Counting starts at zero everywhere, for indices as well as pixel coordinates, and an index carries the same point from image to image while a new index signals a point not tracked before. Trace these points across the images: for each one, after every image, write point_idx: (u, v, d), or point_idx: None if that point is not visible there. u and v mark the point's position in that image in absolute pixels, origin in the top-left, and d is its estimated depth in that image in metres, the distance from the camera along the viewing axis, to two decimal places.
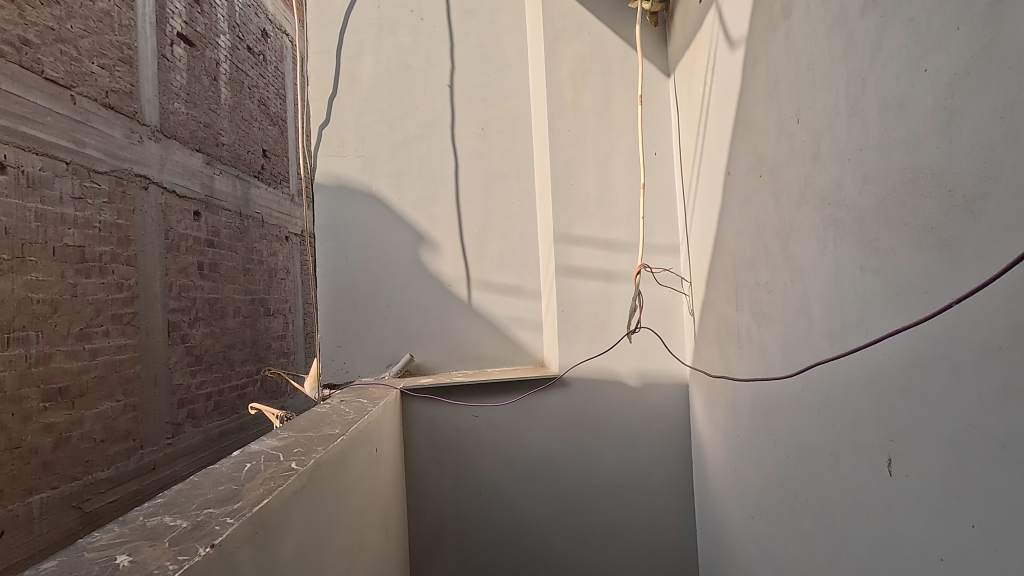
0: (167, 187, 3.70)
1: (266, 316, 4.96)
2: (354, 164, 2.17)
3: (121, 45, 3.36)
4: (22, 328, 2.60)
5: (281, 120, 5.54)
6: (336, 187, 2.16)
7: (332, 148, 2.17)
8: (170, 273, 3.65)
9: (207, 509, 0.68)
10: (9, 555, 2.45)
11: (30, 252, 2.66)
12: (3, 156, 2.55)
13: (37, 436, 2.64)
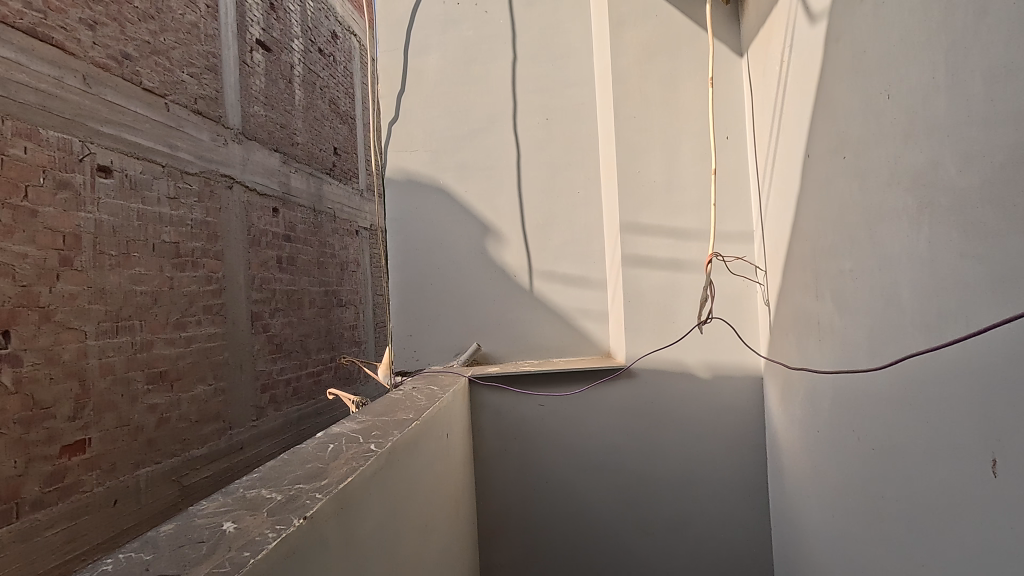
0: (249, 186, 3.95)
1: (339, 306, 5.20)
2: (421, 159, 2.23)
3: (207, 53, 3.60)
4: (128, 317, 2.88)
5: (350, 119, 5.76)
6: (405, 181, 2.22)
7: (400, 144, 2.23)
8: (252, 266, 3.91)
9: (297, 484, 0.73)
10: (121, 521, 2.74)
11: (133, 248, 2.92)
12: (109, 161, 2.82)
13: (143, 415, 2.91)
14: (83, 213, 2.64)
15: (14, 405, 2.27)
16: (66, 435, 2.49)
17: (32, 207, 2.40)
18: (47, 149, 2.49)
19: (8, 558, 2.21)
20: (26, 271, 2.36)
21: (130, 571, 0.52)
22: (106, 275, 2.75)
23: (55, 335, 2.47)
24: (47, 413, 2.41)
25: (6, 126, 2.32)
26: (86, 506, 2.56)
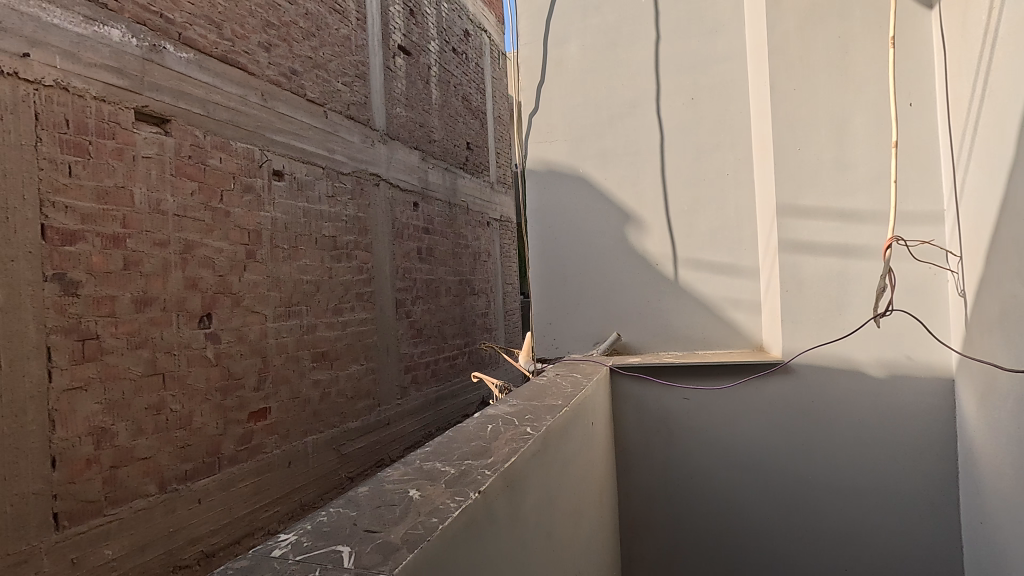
0: (393, 183, 4.27)
1: (472, 295, 5.44)
2: (561, 149, 2.25)
3: (358, 63, 3.94)
4: (298, 303, 3.27)
5: (482, 113, 5.96)
6: (545, 171, 2.26)
7: (540, 135, 2.27)
8: (396, 257, 4.23)
9: (467, 459, 0.78)
10: (294, 480, 3.17)
11: (300, 242, 3.31)
12: (282, 166, 3.22)
13: (309, 389, 3.31)
14: (262, 212, 3.05)
15: (216, 375, 2.71)
16: (252, 403, 2.91)
17: (225, 208, 2.82)
18: (235, 158, 2.90)
19: (213, 502, 2.66)
20: (222, 263, 2.78)
21: (341, 524, 0.60)
22: (280, 266, 3.15)
23: (243, 317, 2.89)
24: (239, 384, 2.84)
25: (206, 140, 2.74)
26: (268, 465, 2.99)
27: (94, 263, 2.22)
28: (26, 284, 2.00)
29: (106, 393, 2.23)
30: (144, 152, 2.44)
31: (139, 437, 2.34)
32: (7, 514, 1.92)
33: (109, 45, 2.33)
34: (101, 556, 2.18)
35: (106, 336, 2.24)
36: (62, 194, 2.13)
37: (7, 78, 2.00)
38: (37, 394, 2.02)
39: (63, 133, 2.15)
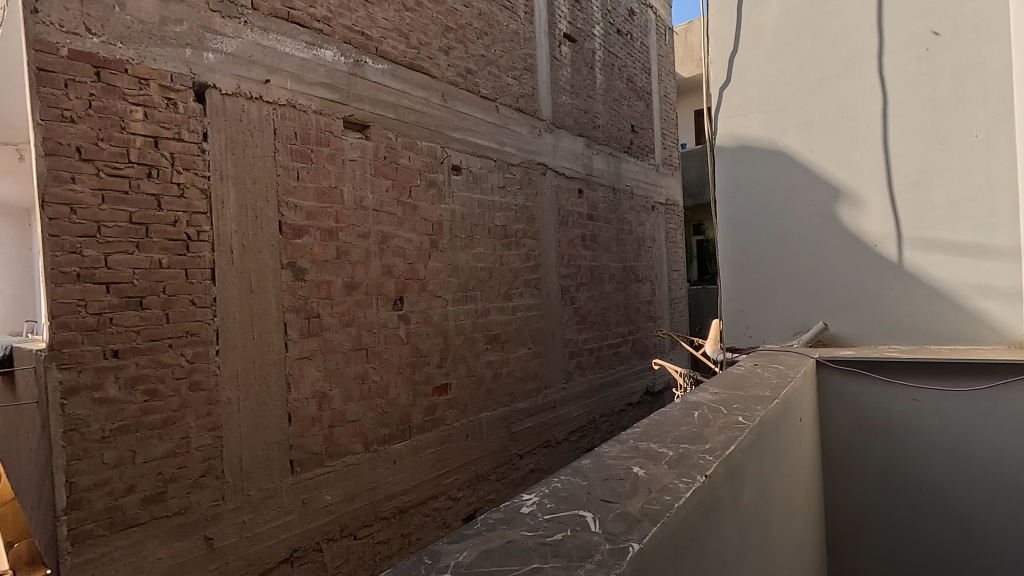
0: (559, 171, 4.34)
1: (636, 282, 5.32)
2: (759, 122, 2.16)
3: (526, 56, 4.06)
4: (473, 288, 3.50)
5: (648, 94, 5.75)
6: (741, 148, 2.20)
7: (735, 108, 2.21)
8: (562, 244, 4.30)
9: (684, 444, 0.77)
10: (471, 452, 3.42)
11: (475, 232, 3.53)
12: (459, 161, 3.45)
13: (483, 369, 3.54)
14: (443, 204, 3.31)
15: (406, 352, 3.03)
16: (436, 378, 3.20)
17: (413, 202, 3.12)
18: (421, 156, 3.19)
19: (405, 465, 2.99)
20: (411, 252, 3.09)
21: (575, 490, 0.67)
22: (458, 254, 3.39)
23: (428, 301, 3.18)
24: (425, 361, 3.14)
25: (398, 142, 3.05)
26: (449, 436, 3.27)
27: (315, 253, 2.62)
28: (270, 271, 2.44)
29: (326, 363, 2.63)
30: (351, 156, 2.80)
31: (349, 402, 2.72)
32: (260, 456, 2.38)
33: (324, 65, 2.71)
34: (323, 499, 2.60)
35: (324, 315, 2.64)
36: (293, 195, 2.54)
37: (255, 102, 2.43)
38: (278, 361, 2.46)
39: (293, 143, 2.56)
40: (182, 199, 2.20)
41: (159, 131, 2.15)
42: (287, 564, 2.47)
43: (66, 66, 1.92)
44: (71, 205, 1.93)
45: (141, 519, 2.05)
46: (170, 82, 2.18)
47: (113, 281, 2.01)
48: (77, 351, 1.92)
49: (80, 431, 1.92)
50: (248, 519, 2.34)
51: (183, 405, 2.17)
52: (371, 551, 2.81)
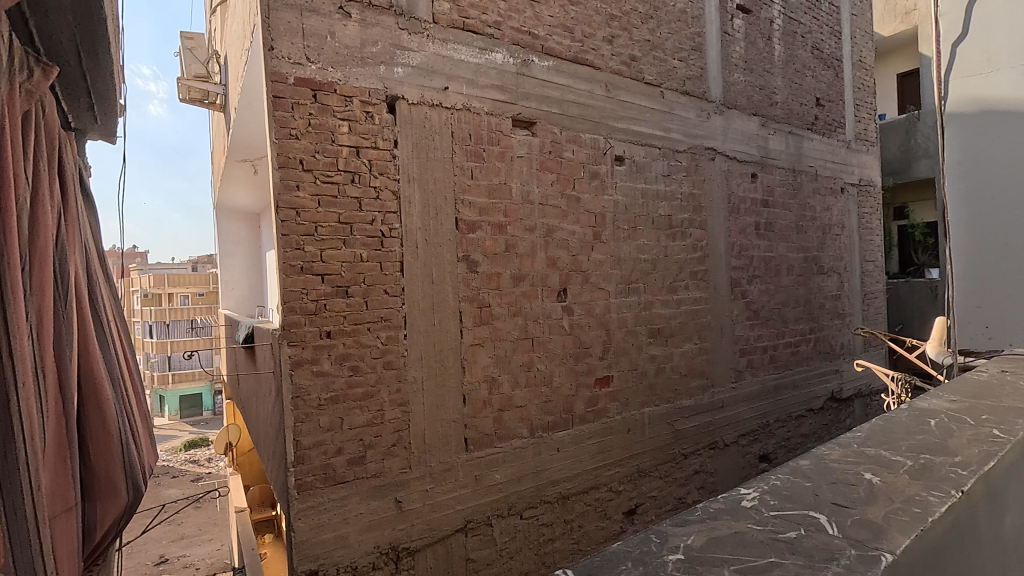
0: (730, 155, 4.04)
1: (820, 274, 4.75)
2: (1005, 82, 2.10)
3: (694, 35, 3.84)
4: (636, 281, 3.42)
5: (837, 61, 5.07)
6: (981, 115, 2.17)
7: (974, 69, 2.17)
8: (732, 233, 4.01)
9: (901, 478, 0.88)
10: (633, 447, 3.37)
11: (638, 223, 3.45)
12: (623, 151, 3.40)
13: (646, 363, 3.45)
14: (606, 196, 3.29)
15: (570, 342, 3.08)
16: (598, 369, 3.21)
17: (577, 195, 3.15)
18: (585, 148, 3.20)
19: (567, 453, 3.06)
20: (574, 244, 3.13)
21: (798, 496, 0.87)
22: (621, 245, 3.35)
23: (591, 293, 3.20)
24: (588, 352, 3.17)
25: (562, 136, 3.10)
26: (611, 428, 3.26)
27: (487, 246, 2.79)
28: (447, 264, 2.66)
29: (495, 350, 2.80)
30: (518, 152, 2.92)
31: (517, 388, 2.86)
32: (439, 431, 2.62)
33: (495, 68, 2.86)
34: (493, 477, 2.77)
35: (494, 304, 2.80)
36: (467, 193, 2.73)
37: (435, 108, 2.66)
38: (455, 346, 2.67)
39: (467, 145, 2.74)
40: (377, 200, 2.49)
41: (360, 141, 2.45)
42: (462, 534, 2.67)
43: (292, 91, 2.29)
44: (296, 209, 2.29)
45: (346, 477, 2.38)
46: (368, 97, 2.48)
47: (327, 273, 2.36)
48: (301, 331, 2.29)
49: (303, 398, 2.29)
50: (430, 488, 2.58)
51: (378, 381, 2.47)
52: (536, 533, 2.92)
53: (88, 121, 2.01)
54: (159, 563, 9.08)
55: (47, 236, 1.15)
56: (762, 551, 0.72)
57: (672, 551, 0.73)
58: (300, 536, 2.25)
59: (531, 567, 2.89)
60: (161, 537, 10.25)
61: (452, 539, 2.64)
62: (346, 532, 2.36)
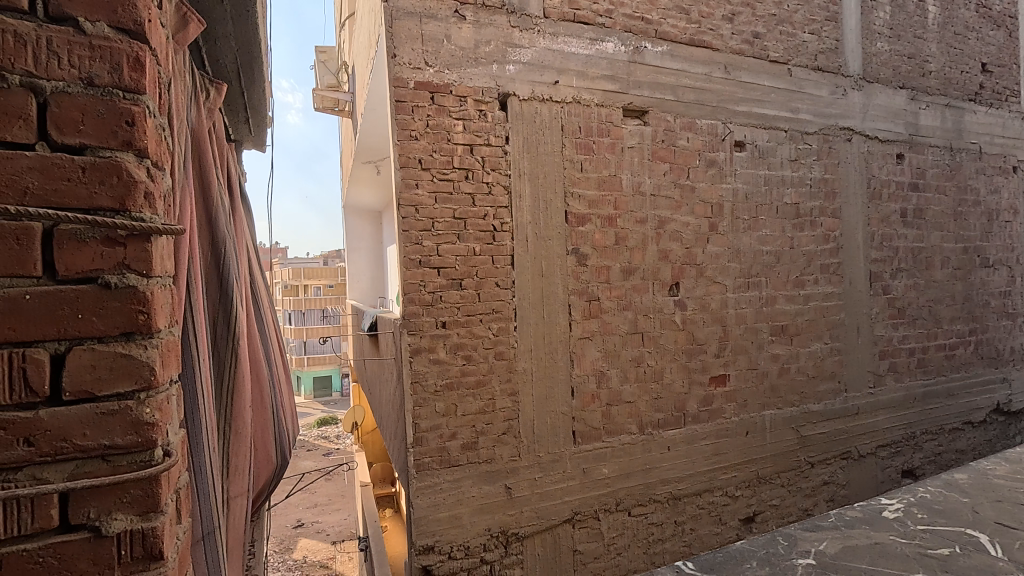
0: (870, 134, 3.64)
1: (984, 267, 4.12)
2: None
3: (828, 3, 3.49)
4: (757, 274, 3.21)
5: (1012, 17, 4.34)
6: None
7: None
8: (872, 222, 3.61)
9: None
10: (751, 451, 3.18)
11: (760, 212, 3.22)
12: (743, 136, 3.19)
13: (768, 362, 3.23)
14: (724, 184, 3.11)
15: (682, 338, 2.97)
16: (713, 367, 3.06)
17: (692, 184, 3.02)
18: (701, 135, 3.05)
19: (679, 452, 2.96)
20: (688, 236, 3.00)
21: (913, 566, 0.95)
22: (740, 237, 3.16)
23: (706, 287, 3.05)
24: (702, 348, 3.03)
25: (676, 123, 2.98)
26: (727, 429, 3.10)
27: (596, 239, 2.77)
28: (557, 257, 2.68)
29: (605, 344, 2.78)
30: (630, 143, 2.85)
31: (626, 383, 2.82)
32: (548, 422, 2.66)
33: (606, 57, 2.82)
34: (601, 472, 2.76)
35: (604, 298, 2.78)
36: (577, 185, 2.73)
37: (546, 102, 2.68)
38: (564, 339, 2.69)
39: (577, 137, 2.74)
40: (489, 195, 2.58)
41: (474, 139, 2.55)
42: (570, 525, 2.69)
43: (413, 95, 2.43)
44: (416, 206, 2.44)
45: (460, 460, 2.50)
46: (482, 96, 2.57)
47: (443, 266, 2.49)
48: (420, 321, 2.44)
49: (421, 383, 2.44)
50: (539, 477, 2.63)
51: (490, 371, 2.56)
52: (645, 531, 2.87)
53: (244, 132, 2.29)
54: (296, 526, 10.17)
55: (233, 239, 1.37)
56: (873, 557, 0.99)
57: (794, 554, 1.01)
58: (418, 512, 2.41)
59: (640, 565, 2.84)
60: (298, 503, 11.46)
61: (560, 529, 2.67)
62: (459, 513, 2.48)
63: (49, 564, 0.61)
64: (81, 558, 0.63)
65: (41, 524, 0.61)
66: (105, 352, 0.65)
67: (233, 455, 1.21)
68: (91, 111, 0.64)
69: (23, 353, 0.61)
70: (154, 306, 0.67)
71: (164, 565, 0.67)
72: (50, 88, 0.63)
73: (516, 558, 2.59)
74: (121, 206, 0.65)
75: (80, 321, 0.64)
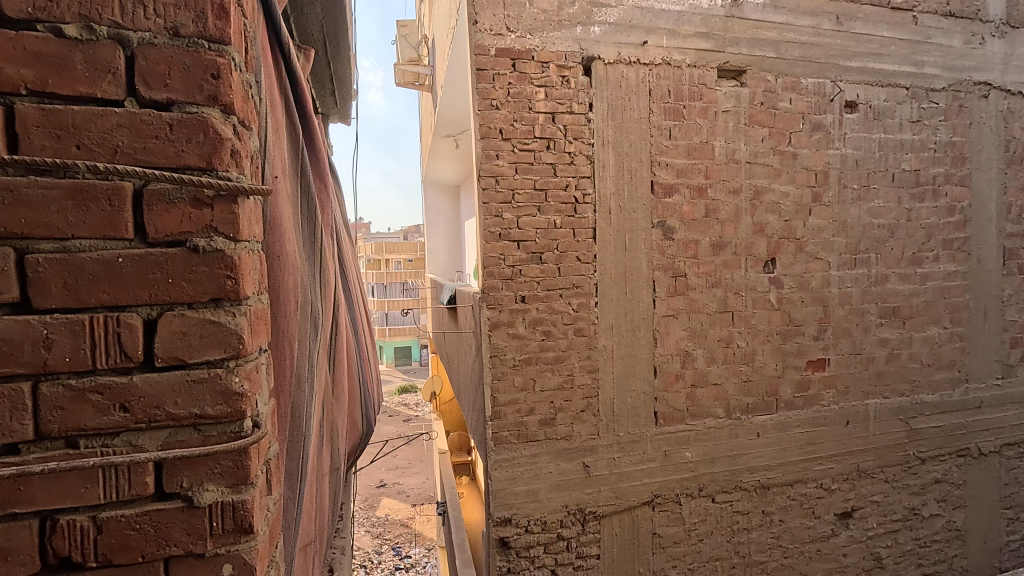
0: (1012, 89, 3.13)
1: None
2: None
3: None
4: (866, 251, 2.87)
5: None
6: None
7: None
8: (1008, 191, 3.13)
9: None
10: (852, 442, 2.90)
11: (873, 180, 2.87)
12: (855, 96, 2.83)
13: (874, 347, 2.91)
14: (832, 150, 2.78)
15: (777, 318, 2.73)
16: (811, 351, 2.79)
17: (794, 150, 2.72)
18: (807, 97, 2.74)
19: (770, 440, 2.74)
20: (788, 208, 2.73)
21: None
22: (848, 208, 2.83)
23: (807, 264, 2.77)
24: (799, 330, 2.77)
25: (778, 84, 2.69)
26: (824, 418, 2.84)
27: (684, 212, 2.58)
28: (641, 230, 2.53)
29: (690, 323, 2.60)
30: (724, 107, 2.61)
31: (713, 364, 2.64)
32: (628, 402, 2.55)
33: (700, 13, 2.57)
34: (684, 455, 2.62)
35: (691, 275, 2.60)
36: (665, 154, 2.54)
37: (634, 65, 2.49)
38: (647, 317, 2.55)
39: (667, 102, 2.53)
40: (571, 165, 2.45)
41: (556, 107, 2.42)
42: (649, 508, 2.58)
43: (494, 62, 2.34)
44: (496, 177, 2.37)
45: (538, 436, 2.46)
46: (565, 61, 2.42)
47: (523, 240, 2.41)
48: (499, 295, 2.40)
49: (500, 357, 2.41)
50: (618, 457, 2.54)
51: (570, 347, 2.48)
52: (729, 519, 2.70)
53: (329, 105, 2.31)
54: (379, 486, 10.75)
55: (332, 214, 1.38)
56: None
57: None
58: (496, 484, 2.40)
59: (722, 553, 2.69)
60: (381, 465, 12.11)
61: (639, 511, 2.56)
62: (537, 488, 2.44)
63: (145, 531, 0.61)
64: (175, 528, 0.62)
65: (138, 491, 0.61)
66: (195, 319, 0.62)
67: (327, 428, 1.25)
68: (177, 63, 0.61)
69: (117, 317, 0.60)
70: (241, 272, 0.64)
71: (254, 538, 0.65)
72: (136, 40, 0.59)
73: (594, 537, 2.51)
74: (208, 164, 0.62)
75: (169, 287, 0.61)
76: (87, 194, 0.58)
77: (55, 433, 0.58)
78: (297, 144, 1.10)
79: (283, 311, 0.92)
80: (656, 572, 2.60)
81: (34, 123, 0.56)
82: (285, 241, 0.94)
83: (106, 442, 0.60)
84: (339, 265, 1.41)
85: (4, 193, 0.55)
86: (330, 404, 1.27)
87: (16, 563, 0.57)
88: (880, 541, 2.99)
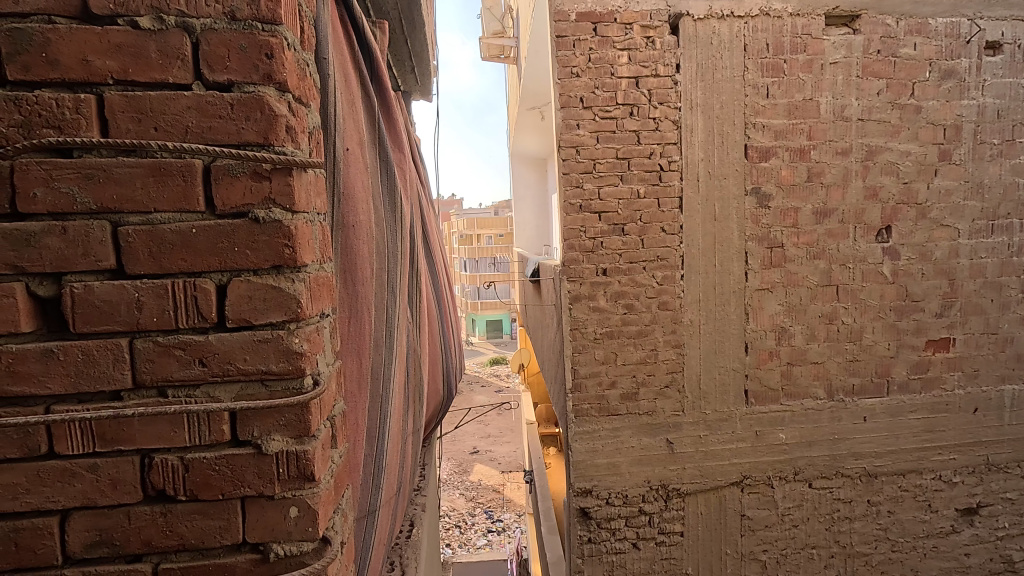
0: None
1: None
2: None
3: None
4: (1007, 216, 2.49)
5: None
6: None
7: None
8: None
9: None
10: (983, 431, 2.57)
11: (1019, 133, 2.46)
12: (1000, 34, 2.42)
13: (1014, 326, 2.54)
14: (966, 100, 2.42)
15: (891, 293, 2.45)
16: (932, 330, 2.49)
17: (918, 103, 2.40)
18: (936, 40, 2.38)
19: (878, 425, 2.51)
20: (908, 168, 2.42)
21: None
22: (985, 167, 2.46)
23: (930, 231, 2.45)
24: (918, 307, 2.48)
25: (901, 27, 2.36)
26: (946, 404, 2.54)
27: (783, 176, 2.37)
28: (733, 198, 2.37)
29: (788, 297, 2.41)
30: (833, 58, 2.34)
31: (813, 342, 2.44)
32: (716, 379, 2.44)
33: None
34: (777, 437, 2.47)
35: (789, 245, 2.39)
36: (761, 115, 2.34)
37: (726, 20, 2.30)
38: (738, 290, 2.41)
39: (764, 57, 2.32)
40: (656, 131, 2.34)
41: (640, 70, 2.31)
42: (738, 488, 2.47)
43: (574, 28, 2.27)
44: (577, 147, 2.33)
45: (620, 410, 2.43)
46: (649, 20, 2.29)
47: (604, 211, 2.36)
48: (580, 267, 2.37)
49: (581, 330, 2.40)
50: (704, 435, 2.45)
51: (653, 321, 2.41)
52: (829, 506, 2.52)
53: (411, 82, 2.37)
54: (472, 453, 11.22)
55: (410, 184, 1.44)
56: None
57: None
58: (577, 455, 2.42)
59: (820, 541, 2.53)
60: (475, 432, 12.62)
61: (726, 491, 2.47)
62: (618, 461, 2.43)
63: (224, 472, 0.69)
64: (248, 471, 0.70)
65: (217, 437, 0.69)
66: (259, 284, 0.68)
67: (410, 390, 1.32)
68: (234, 46, 0.66)
69: (194, 282, 0.67)
70: (298, 241, 0.70)
71: (317, 485, 0.72)
72: (199, 27, 0.66)
73: (678, 514, 2.47)
74: (265, 140, 0.68)
75: (236, 254, 0.68)
76: (164, 171, 0.66)
77: (148, 383, 0.67)
78: (373, 117, 1.15)
79: (359, 277, 0.97)
80: (744, 554, 2.50)
81: (120, 109, 0.64)
82: (360, 212, 0.99)
83: (189, 393, 0.69)
84: (419, 236, 1.47)
85: (98, 172, 0.64)
86: (413, 366, 1.34)
87: (123, 492, 0.68)
88: (1012, 543, 2.67)
